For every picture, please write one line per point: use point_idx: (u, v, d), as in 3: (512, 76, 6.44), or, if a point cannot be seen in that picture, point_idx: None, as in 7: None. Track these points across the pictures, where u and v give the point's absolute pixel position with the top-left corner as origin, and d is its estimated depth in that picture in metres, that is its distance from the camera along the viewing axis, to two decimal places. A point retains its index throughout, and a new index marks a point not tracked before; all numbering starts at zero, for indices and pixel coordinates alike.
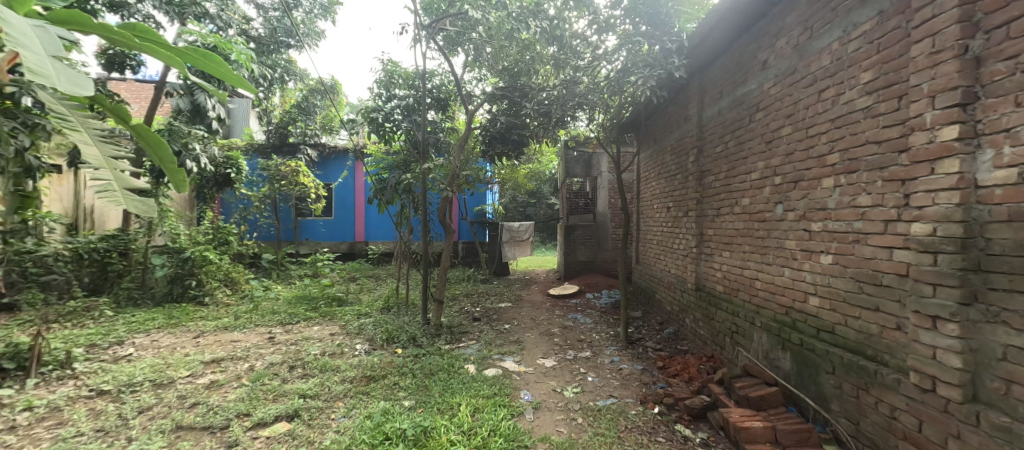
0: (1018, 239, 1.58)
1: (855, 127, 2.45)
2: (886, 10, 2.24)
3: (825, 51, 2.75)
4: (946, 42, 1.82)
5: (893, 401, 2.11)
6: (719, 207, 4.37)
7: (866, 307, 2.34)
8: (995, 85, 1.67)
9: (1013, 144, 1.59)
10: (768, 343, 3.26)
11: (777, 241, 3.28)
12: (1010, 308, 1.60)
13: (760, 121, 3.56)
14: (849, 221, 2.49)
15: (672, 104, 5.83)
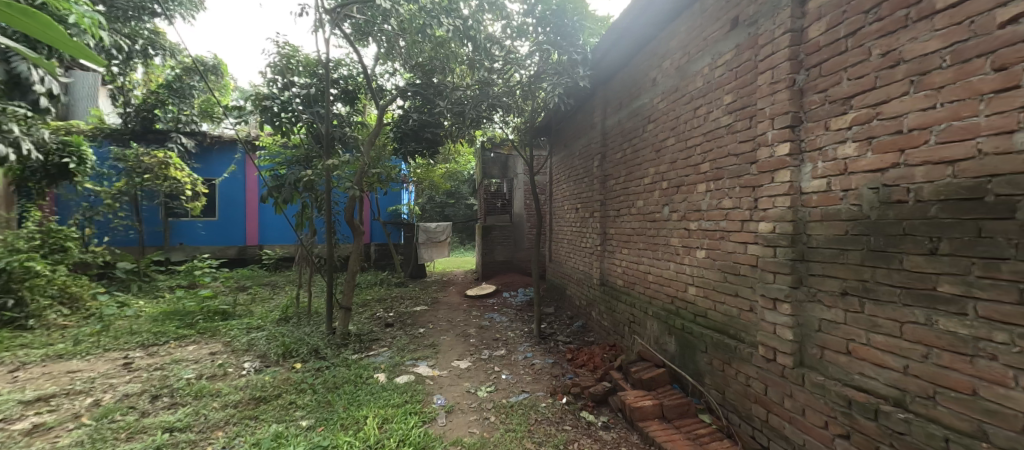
0: (827, 234, 1.99)
1: (720, 141, 2.88)
2: (741, 44, 2.68)
3: (698, 75, 3.19)
4: (781, 75, 2.24)
5: (749, 372, 2.52)
6: (619, 209, 4.80)
7: (729, 293, 2.76)
8: (813, 112, 2.09)
9: (824, 159, 2.01)
10: (658, 329, 3.67)
11: (664, 239, 3.71)
12: (823, 289, 2.02)
13: (651, 132, 3.99)
14: (717, 221, 2.91)
15: (580, 112, 6.24)
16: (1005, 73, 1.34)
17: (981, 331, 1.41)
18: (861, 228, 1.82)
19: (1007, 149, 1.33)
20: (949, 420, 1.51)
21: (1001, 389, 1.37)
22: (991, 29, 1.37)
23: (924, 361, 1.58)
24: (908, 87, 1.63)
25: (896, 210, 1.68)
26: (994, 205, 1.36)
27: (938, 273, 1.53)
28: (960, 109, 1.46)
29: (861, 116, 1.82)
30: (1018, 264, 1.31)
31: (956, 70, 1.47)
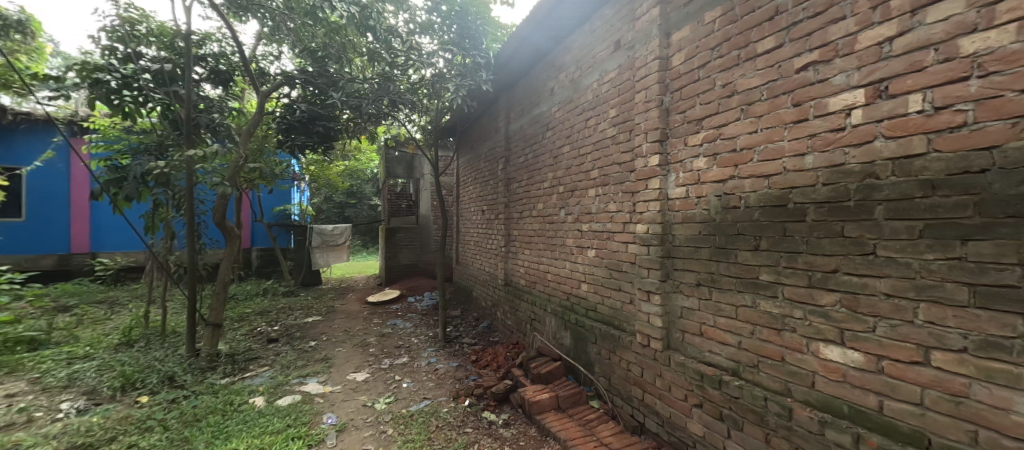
0: (686, 234, 2.33)
1: (607, 151, 3.17)
2: (622, 65, 2.99)
3: (588, 89, 3.48)
4: (652, 95, 2.56)
5: (629, 358, 2.81)
6: (522, 211, 4.98)
7: (614, 288, 3.06)
8: (675, 130, 2.43)
9: (684, 170, 2.35)
10: (555, 325, 3.90)
11: (561, 240, 3.95)
12: (683, 281, 2.36)
13: (549, 138, 4.23)
14: (604, 222, 3.20)
15: (485, 116, 6.32)
16: (799, 108, 1.71)
17: (786, 309, 1.78)
18: (709, 230, 2.18)
19: (801, 167, 1.70)
20: (766, 382, 1.87)
21: (798, 354, 1.73)
22: (791, 72, 1.75)
23: (751, 337, 1.94)
24: (739, 114, 2.00)
25: (732, 214, 2.04)
26: (793, 211, 1.74)
27: (759, 265, 1.89)
28: (772, 134, 1.83)
29: (708, 135, 2.18)
30: (808, 256, 1.68)
31: (769, 103, 1.84)
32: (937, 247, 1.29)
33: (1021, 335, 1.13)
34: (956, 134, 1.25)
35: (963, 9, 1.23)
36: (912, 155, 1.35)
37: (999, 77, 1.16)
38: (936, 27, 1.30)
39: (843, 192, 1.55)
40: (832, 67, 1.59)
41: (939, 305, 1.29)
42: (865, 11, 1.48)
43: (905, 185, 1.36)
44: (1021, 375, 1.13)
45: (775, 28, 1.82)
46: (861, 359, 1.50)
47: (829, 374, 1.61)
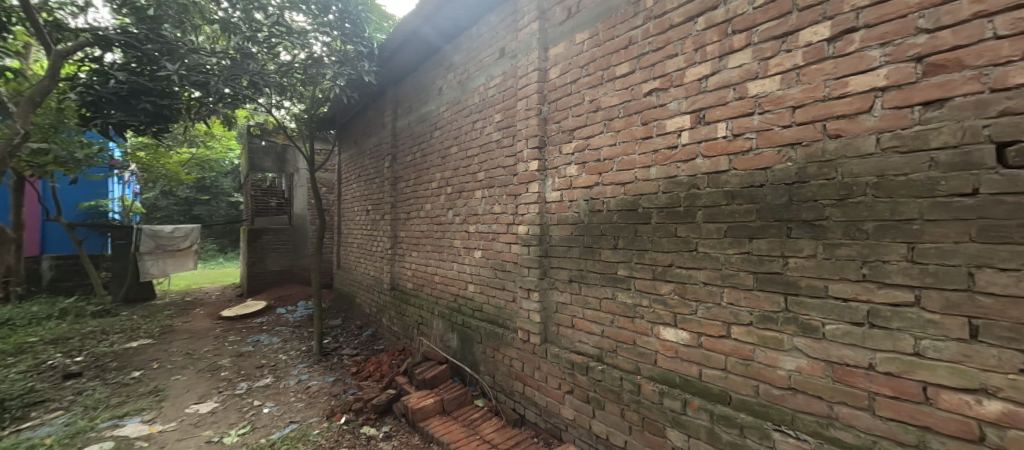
0: (561, 235, 2.53)
1: (492, 154, 3.26)
2: (506, 72, 3.11)
3: (475, 92, 3.52)
4: (531, 105, 2.72)
5: (512, 354, 2.93)
6: (409, 212, 4.78)
7: (498, 287, 3.15)
8: (552, 138, 2.62)
9: (559, 176, 2.55)
10: (442, 327, 3.84)
11: (448, 241, 3.91)
12: (558, 278, 2.56)
13: (437, 138, 4.15)
14: (490, 224, 3.27)
15: (370, 110, 5.92)
16: (646, 126, 2.01)
17: (637, 299, 2.06)
18: (579, 230, 2.40)
19: (648, 177, 1.99)
20: (622, 364, 2.13)
21: (645, 337, 2.01)
22: (641, 95, 2.04)
23: (611, 325, 2.20)
24: (603, 128, 2.25)
25: (597, 216, 2.28)
26: (642, 215, 2.02)
27: (618, 261, 2.16)
28: (627, 148, 2.10)
29: (578, 145, 2.41)
30: (652, 253, 1.97)
31: (625, 120, 2.12)
32: (735, 244, 1.64)
33: (782, 309, 1.50)
34: (746, 157, 1.60)
35: (750, 59, 1.59)
36: (720, 171, 1.69)
37: (770, 114, 1.53)
38: (734, 71, 1.65)
39: (676, 199, 1.86)
40: (668, 94, 1.90)
41: (736, 289, 1.64)
42: (691, 51, 1.81)
43: (716, 195, 1.70)
44: (783, 339, 1.50)
45: (629, 55, 2.10)
46: (687, 337, 1.82)
47: (667, 352, 1.91)
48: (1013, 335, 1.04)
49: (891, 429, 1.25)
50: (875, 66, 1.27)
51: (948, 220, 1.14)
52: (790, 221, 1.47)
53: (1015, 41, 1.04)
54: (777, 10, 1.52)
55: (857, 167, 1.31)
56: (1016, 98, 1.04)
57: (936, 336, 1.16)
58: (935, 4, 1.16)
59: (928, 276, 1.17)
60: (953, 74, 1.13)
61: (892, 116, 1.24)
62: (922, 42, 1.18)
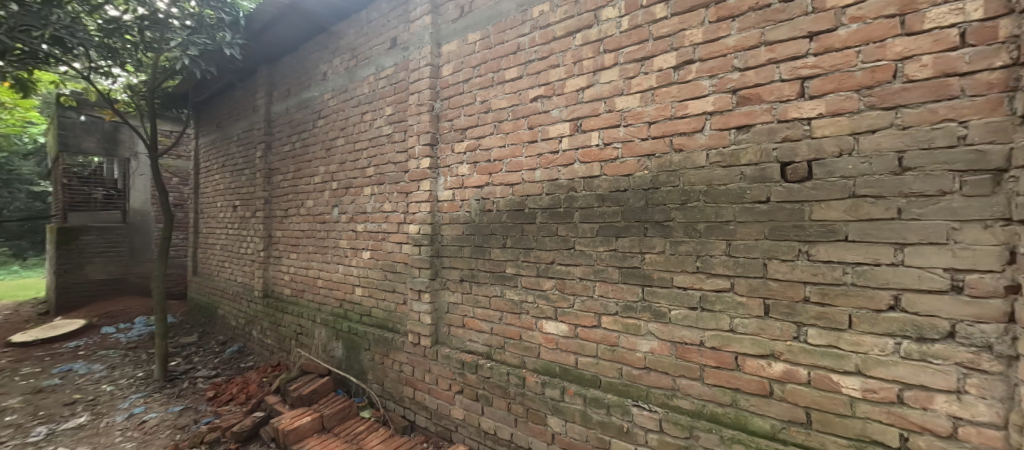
0: (452, 235, 2.51)
1: (382, 149, 3.07)
2: (398, 63, 2.97)
3: (364, 81, 3.28)
4: (424, 101, 2.63)
5: (401, 359, 2.80)
6: (286, 210, 4.24)
7: (388, 290, 2.99)
8: (445, 135, 2.57)
9: (451, 175, 2.52)
10: (325, 336, 3.49)
11: (333, 241, 3.57)
12: (449, 278, 2.53)
13: (321, 128, 3.76)
14: (379, 223, 3.08)
15: (237, 90, 5.08)
16: (532, 130, 2.10)
17: (523, 296, 2.14)
18: (470, 230, 2.41)
19: (533, 179, 2.09)
20: (509, 359, 2.20)
21: (530, 331, 2.11)
22: (527, 101, 2.13)
23: (499, 322, 2.26)
24: (493, 129, 2.29)
25: (487, 216, 2.32)
26: (528, 215, 2.12)
27: (506, 260, 2.22)
28: (515, 150, 2.18)
29: (471, 145, 2.41)
30: (537, 252, 2.08)
31: (513, 124, 2.19)
32: (605, 242, 1.82)
33: (639, 298, 1.71)
34: (613, 164, 1.79)
35: (617, 77, 1.78)
36: (593, 176, 1.86)
37: (632, 127, 1.74)
38: (604, 86, 1.83)
39: (557, 201, 1.99)
40: (552, 102, 2.02)
41: (605, 283, 1.82)
42: (570, 64, 1.95)
43: (590, 198, 1.87)
44: (640, 325, 1.71)
45: (517, 61, 2.17)
46: (566, 329, 1.96)
47: (549, 345, 2.03)
48: (789, 310, 1.35)
49: (715, 394, 1.52)
50: (706, 94, 1.53)
51: (751, 222, 1.43)
52: (646, 222, 1.69)
53: (792, 84, 1.35)
54: (637, 36, 1.72)
55: (693, 177, 1.56)
56: (792, 129, 1.35)
57: (744, 315, 1.45)
58: (744, 49, 1.45)
59: (738, 267, 1.46)
60: (755, 106, 1.42)
61: (716, 136, 1.51)
62: (737, 78, 1.46)
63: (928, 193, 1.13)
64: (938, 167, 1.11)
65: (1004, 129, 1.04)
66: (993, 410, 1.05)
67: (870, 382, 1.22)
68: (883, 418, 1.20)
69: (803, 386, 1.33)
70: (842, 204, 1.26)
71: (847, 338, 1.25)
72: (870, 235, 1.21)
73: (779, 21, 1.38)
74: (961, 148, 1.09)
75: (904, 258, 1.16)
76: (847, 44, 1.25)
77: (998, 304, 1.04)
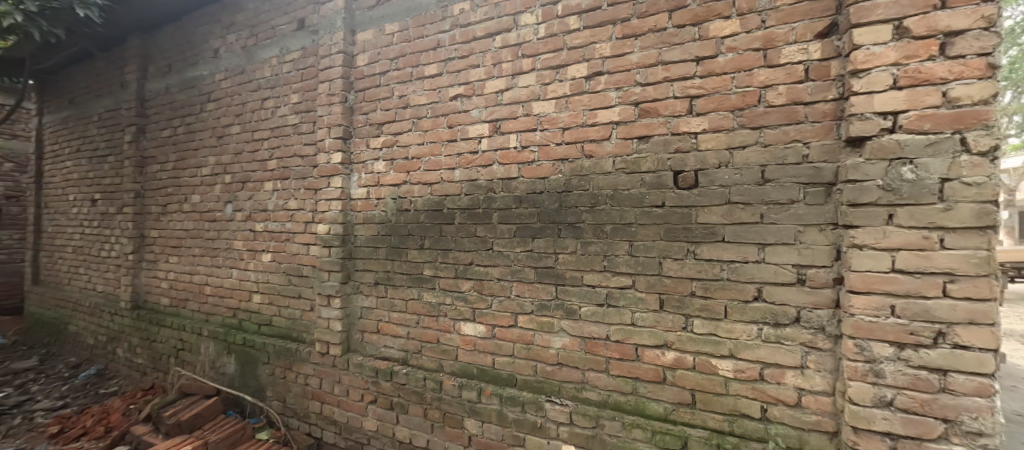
0: (366, 235, 2.36)
1: (287, 140, 2.78)
2: (306, 47, 2.72)
3: (266, 64, 2.94)
4: (335, 90, 2.42)
5: (307, 371, 2.56)
6: (165, 205, 3.62)
7: (292, 296, 2.71)
8: (358, 129, 2.41)
9: (365, 171, 2.37)
10: (214, 351, 3.06)
11: (225, 242, 3.13)
12: (363, 281, 2.38)
13: (212, 113, 3.28)
14: (282, 222, 2.77)
15: (99, 61, 4.22)
16: (451, 129, 2.07)
17: (441, 298, 2.10)
18: (385, 230, 2.29)
19: (451, 179, 2.06)
20: (426, 364, 2.14)
21: (448, 334, 2.07)
22: (447, 99, 2.09)
23: (416, 326, 2.18)
24: (411, 126, 2.20)
25: (404, 216, 2.22)
26: (446, 215, 2.07)
27: (423, 261, 2.15)
28: (434, 149, 2.12)
29: (387, 141, 2.29)
30: (456, 253, 2.05)
31: (432, 121, 2.13)
32: (521, 243, 1.85)
33: (553, 296, 1.78)
34: (530, 167, 1.84)
35: (534, 83, 1.83)
36: (511, 178, 1.89)
37: (547, 132, 1.80)
38: (523, 90, 1.86)
39: (476, 201, 1.99)
40: (471, 102, 2.01)
41: (521, 283, 1.86)
42: (490, 65, 1.95)
43: (508, 199, 1.89)
44: (553, 322, 1.78)
45: (437, 58, 2.12)
46: (483, 330, 1.96)
47: (466, 346, 2.01)
48: (679, 303, 1.51)
49: (618, 384, 1.63)
50: (613, 105, 1.64)
51: (650, 224, 1.56)
52: (560, 223, 1.76)
53: (682, 101, 1.51)
54: (553, 44, 1.79)
55: (601, 181, 1.66)
56: (683, 141, 1.51)
57: (643, 309, 1.58)
58: (645, 65, 1.58)
59: (639, 266, 1.59)
60: (654, 119, 1.56)
61: (622, 144, 1.62)
62: (639, 92, 1.59)
63: (781, 201, 1.34)
64: (789, 180, 1.33)
65: (833, 151, 1.28)
66: (825, 380, 1.29)
67: (740, 363, 1.41)
68: (749, 393, 1.40)
69: (689, 371, 1.49)
70: (720, 209, 1.44)
71: (723, 326, 1.44)
72: (740, 237, 1.40)
73: (673, 44, 1.53)
74: (805, 165, 1.31)
75: (765, 256, 1.37)
76: (725, 70, 1.44)
77: (829, 293, 1.28)
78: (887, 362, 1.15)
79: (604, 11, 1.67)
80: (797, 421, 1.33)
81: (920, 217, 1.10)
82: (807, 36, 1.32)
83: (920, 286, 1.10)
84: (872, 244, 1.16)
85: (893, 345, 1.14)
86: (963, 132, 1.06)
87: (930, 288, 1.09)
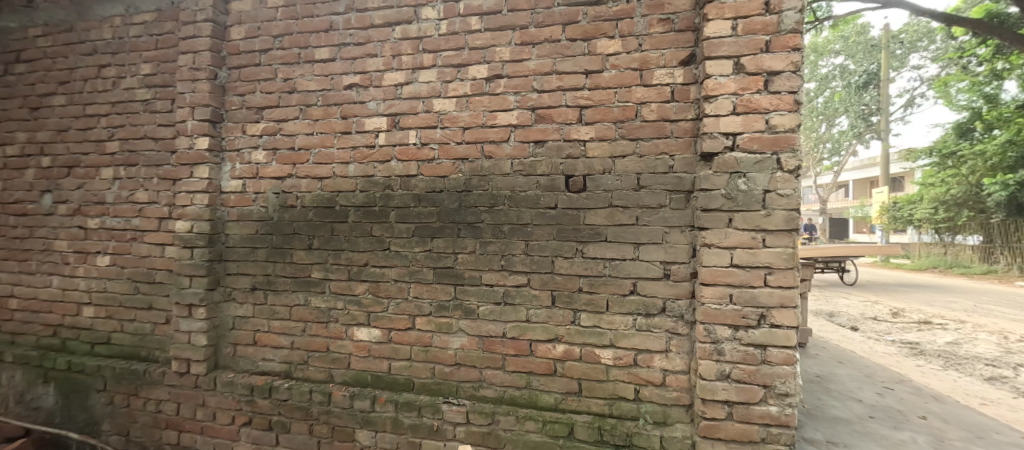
0: (241, 234, 2.07)
1: (135, 118, 2.29)
2: (163, 10, 2.27)
3: (105, 23, 2.39)
4: (201, 64, 2.05)
5: (159, 396, 2.14)
6: None
7: (140, 307, 2.24)
8: (232, 113, 2.09)
9: (241, 161, 2.07)
10: (22, 380, 2.38)
11: (41, 242, 2.46)
12: (236, 287, 2.07)
13: (22, 77, 2.56)
14: (126, 218, 2.28)
15: None
16: (345, 120, 1.92)
17: (332, 303, 1.93)
18: (266, 228, 2.03)
19: (345, 174, 1.91)
20: (313, 375, 1.95)
21: (339, 341, 1.92)
22: (340, 87, 1.93)
23: (302, 334, 1.97)
24: (298, 113, 1.99)
25: (289, 213, 1.99)
26: (339, 213, 1.92)
27: (312, 263, 1.96)
28: (326, 140, 1.94)
29: (269, 128, 2.03)
30: (349, 254, 1.90)
31: (323, 110, 1.95)
32: (420, 243, 1.80)
33: (452, 297, 1.76)
34: (431, 165, 1.79)
35: (435, 80, 1.79)
36: (411, 175, 1.82)
37: (448, 130, 1.77)
38: (423, 86, 1.81)
39: (373, 199, 1.87)
40: (368, 93, 1.89)
41: (420, 284, 1.81)
42: (389, 56, 1.86)
43: (406, 197, 1.82)
44: (452, 323, 1.76)
45: (330, 41, 1.95)
46: (379, 334, 1.86)
47: (360, 353, 1.89)
48: (569, 299, 1.61)
49: (514, 379, 1.68)
50: (512, 108, 1.69)
51: (544, 225, 1.64)
52: (459, 223, 1.75)
53: (574, 110, 1.62)
54: (455, 42, 1.77)
55: (500, 182, 1.70)
56: (574, 148, 1.62)
57: (537, 305, 1.65)
58: (541, 73, 1.66)
59: (534, 265, 1.65)
60: (549, 125, 1.64)
61: (519, 148, 1.68)
62: (536, 98, 1.66)
63: (652, 205, 1.52)
64: (658, 187, 1.52)
65: (691, 164, 1.49)
66: (682, 360, 1.50)
67: (618, 351, 1.56)
68: (626, 378, 1.56)
69: (577, 362, 1.61)
70: (603, 212, 1.57)
71: (605, 319, 1.57)
72: (620, 237, 1.55)
73: (567, 55, 1.63)
74: (671, 174, 1.51)
75: (639, 254, 1.54)
76: (609, 85, 1.58)
77: (687, 286, 1.49)
78: (726, 342, 1.37)
79: (505, 15, 1.71)
80: (663, 398, 1.52)
81: (750, 221, 1.34)
82: (673, 62, 1.52)
83: (750, 278, 1.35)
84: (717, 243, 1.38)
85: (731, 327, 1.37)
86: (779, 154, 1.32)
87: (757, 279, 1.34)
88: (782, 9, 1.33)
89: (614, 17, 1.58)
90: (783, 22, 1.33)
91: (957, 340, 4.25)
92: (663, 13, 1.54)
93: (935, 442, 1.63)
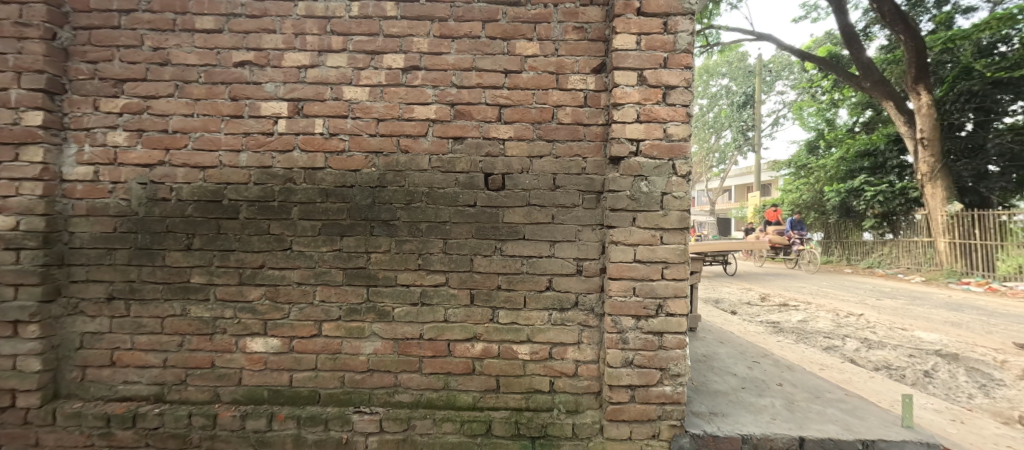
0: (93, 232, 1.69)
1: None
2: None
3: None
4: (32, 18, 1.62)
5: None
6: None
7: None
8: (79, 83, 1.70)
9: (92, 143, 1.69)
10: None
11: None
12: (86, 297, 1.70)
13: None
14: None
15: None
16: (235, 102, 1.68)
17: (218, 311, 1.68)
18: (128, 225, 1.69)
19: (236, 164, 1.67)
20: (193, 396, 1.68)
21: (227, 354, 1.68)
22: (229, 64, 1.68)
23: (179, 350, 1.69)
24: (173, 90, 1.69)
25: (160, 207, 1.68)
26: (227, 208, 1.67)
27: (191, 266, 1.68)
28: (210, 123, 1.68)
29: (132, 105, 1.69)
30: (240, 254, 1.67)
31: (207, 89, 1.68)
32: (328, 242, 1.65)
33: (364, 299, 1.65)
34: (341, 158, 1.65)
35: (345, 65, 1.66)
36: (316, 168, 1.66)
37: (360, 121, 1.65)
38: (332, 70, 1.66)
39: (270, 192, 1.67)
40: (264, 73, 1.68)
41: (327, 286, 1.66)
42: (290, 34, 1.67)
43: (312, 192, 1.66)
44: (363, 327, 1.65)
45: (215, 10, 1.68)
46: (277, 344, 1.67)
47: (253, 366, 1.67)
48: (487, 296, 1.62)
49: (431, 381, 1.64)
50: (430, 102, 1.64)
51: (463, 223, 1.62)
52: (373, 221, 1.64)
53: (492, 109, 1.62)
54: (367, 27, 1.65)
55: (417, 178, 1.63)
56: (493, 145, 1.62)
57: (455, 305, 1.62)
58: (460, 69, 1.63)
59: (452, 263, 1.62)
60: (468, 121, 1.63)
61: (437, 143, 1.63)
62: (454, 93, 1.63)
63: (567, 205, 1.59)
64: (572, 187, 1.59)
65: (602, 166, 1.59)
66: (592, 351, 1.60)
67: (535, 345, 1.61)
68: (542, 371, 1.61)
69: (495, 359, 1.62)
70: (521, 210, 1.60)
71: (522, 315, 1.61)
72: (536, 234, 1.60)
73: (486, 53, 1.62)
74: (583, 175, 1.59)
75: (554, 251, 1.60)
76: (527, 86, 1.61)
77: (597, 280, 1.59)
78: (630, 331, 1.49)
79: (422, 5, 1.64)
80: (575, 388, 1.60)
81: (650, 221, 1.48)
82: (586, 69, 1.60)
83: (650, 271, 1.48)
84: (623, 241, 1.48)
85: (634, 318, 1.50)
86: (675, 160, 1.47)
87: (655, 273, 1.48)
88: (677, 30, 1.47)
89: (532, 20, 1.62)
90: (678, 41, 1.48)
91: (805, 318, 5.21)
92: (577, 21, 1.61)
93: (788, 404, 1.96)
